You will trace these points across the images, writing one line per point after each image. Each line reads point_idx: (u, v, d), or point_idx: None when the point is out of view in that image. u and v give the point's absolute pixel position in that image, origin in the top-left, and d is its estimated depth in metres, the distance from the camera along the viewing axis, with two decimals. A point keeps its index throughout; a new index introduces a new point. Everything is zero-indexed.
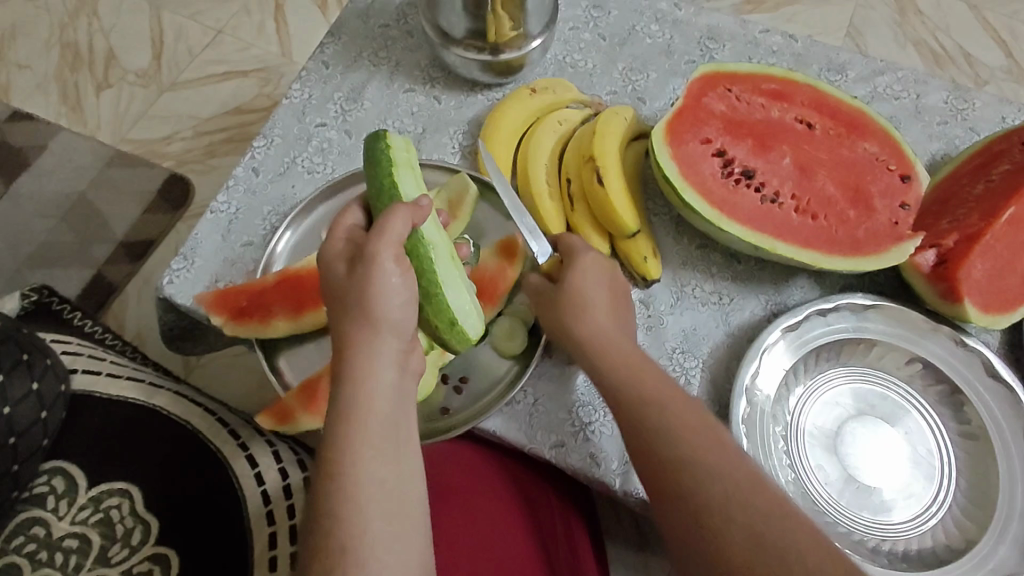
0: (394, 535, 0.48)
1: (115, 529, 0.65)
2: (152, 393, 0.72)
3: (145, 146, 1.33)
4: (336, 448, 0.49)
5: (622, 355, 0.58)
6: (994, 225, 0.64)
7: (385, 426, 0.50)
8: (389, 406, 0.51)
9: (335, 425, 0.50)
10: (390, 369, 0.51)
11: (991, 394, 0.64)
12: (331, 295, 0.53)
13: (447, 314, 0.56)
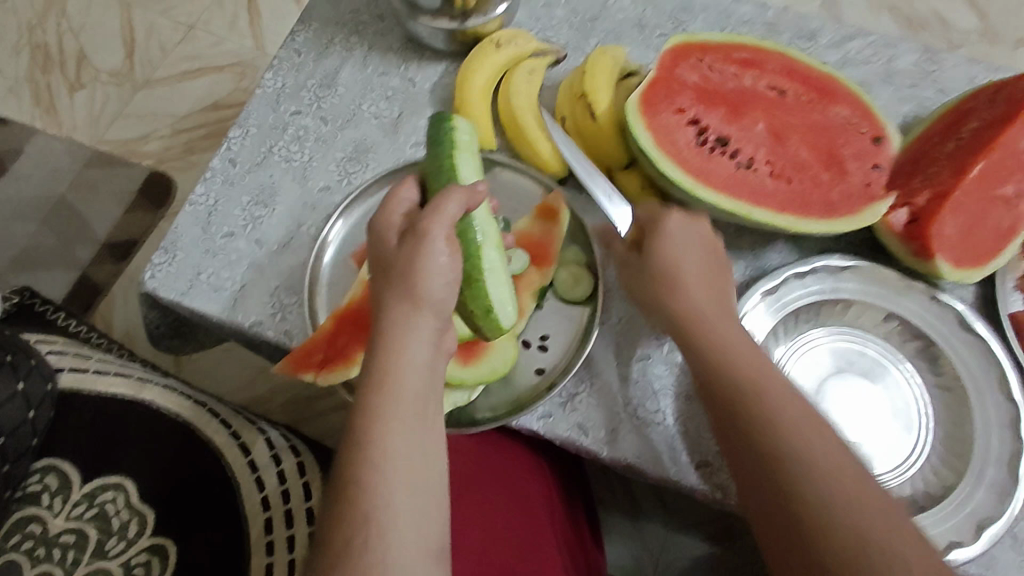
0: (414, 510, 0.46)
1: (111, 522, 0.71)
2: (141, 388, 0.78)
3: (123, 146, 1.43)
4: (364, 421, 0.48)
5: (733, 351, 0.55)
6: (965, 181, 0.63)
7: (413, 403, 0.49)
8: (420, 384, 0.50)
9: (368, 395, 0.49)
10: (422, 347, 0.50)
11: (966, 347, 0.63)
12: (380, 268, 0.53)
13: (483, 301, 0.55)
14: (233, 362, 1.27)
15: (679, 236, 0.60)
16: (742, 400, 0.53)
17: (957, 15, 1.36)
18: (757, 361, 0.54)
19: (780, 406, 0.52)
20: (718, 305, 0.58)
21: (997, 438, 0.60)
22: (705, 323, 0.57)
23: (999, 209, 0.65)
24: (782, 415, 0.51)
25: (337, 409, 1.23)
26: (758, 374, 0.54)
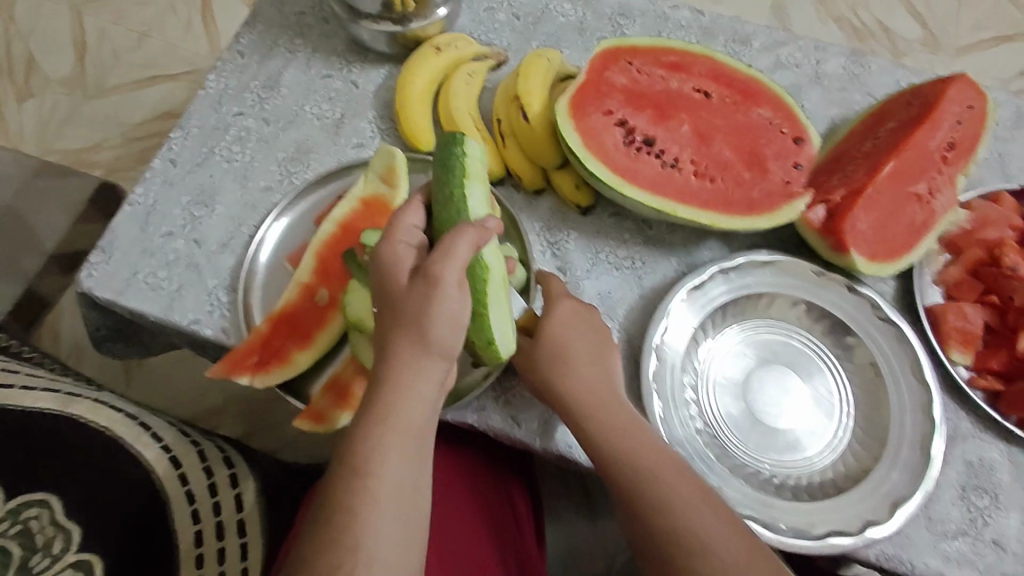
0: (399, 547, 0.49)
1: (34, 539, 0.71)
2: (69, 402, 0.79)
3: (73, 156, 1.41)
4: (362, 454, 0.49)
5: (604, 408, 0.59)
6: (877, 179, 0.67)
7: (408, 443, 0.51)
8: (417, 422, 0.51)
9: (368, 427, 0.50)
10: (427, 394, 0.51)
11: (882, 335, 0.67)
12: (387, 301, 0.52)
13: (485, 334, 0.55)
14: (185, 373, 1.26)
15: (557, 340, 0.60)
16: (664, 525, 0.55)
17: (900, 22, 1.41)
18: (639, 448, 0.57)
19: (684, 520, 0.55)
20: (599, 381, 0.60)
21: (911, 418, 0.64)
22: (597, 404, 0.59)
23: (913, 205, 0.69)
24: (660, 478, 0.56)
25: (292, 418, 1.22)
26: (645, 453, 0.57)
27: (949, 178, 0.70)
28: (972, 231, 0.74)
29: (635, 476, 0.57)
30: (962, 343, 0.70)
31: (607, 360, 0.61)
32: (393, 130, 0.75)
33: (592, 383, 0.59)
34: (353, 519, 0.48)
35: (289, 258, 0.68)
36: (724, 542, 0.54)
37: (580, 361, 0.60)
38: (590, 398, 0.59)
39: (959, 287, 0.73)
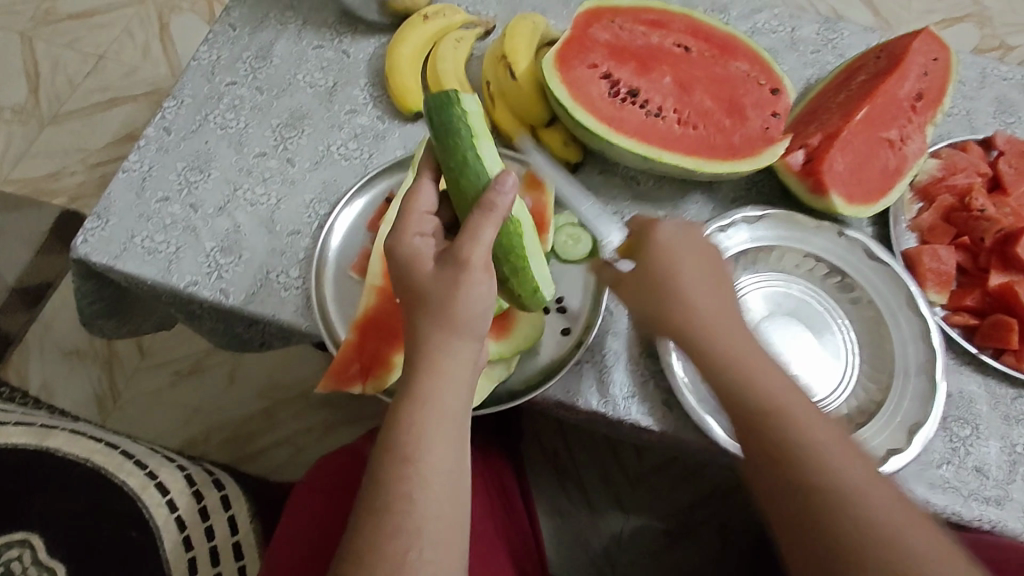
0: (451, 531, 0.49)
1: None
2: (45, 435, 0.68)
3: (32, 185, 1.36)
4: (407, 443, 0.50)
5: (730, 344, 0.54)
6: (850, 123, 0.70)
7: (452, 426, 0.51)
8: (457, 406, 0.52)
9: (405, 411, 0.51)
10: (461, 383, 0.52)
11: (876, 274, 0.69)
12: (411, 289, 0.54)
13: (530, 283, 0.60)
14: (165, 403, 1.19)
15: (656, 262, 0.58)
16: (782, 447, 0.51)
17: (854, 13, 1.49)
18: (756, 369, 0.53)
19: (804, 435, 0.50)
20: (716, 299, 0.56)
21: (914, 349, 0.66)
22: (719, 332, 0.55)
23: (885, 151, 0.72)
24: (776, 398, 0.52)
25: (282, 439, 1.17)
26: (770, 376, 0.53)
27: (919, 125, 0.73)
28: (942, 177, 0.75)
29: (765, 405, 0.52)
30: (937, 283, 0.71)
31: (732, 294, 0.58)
32: (385, 96, 0.79)
33: (698, 300, 0.56)
34: (403, 506, 0.48)
35: (352, 267, 0.69)
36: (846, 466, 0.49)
37: (696, 278, 0.57)
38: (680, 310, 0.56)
39: (934, 232, 0.74)
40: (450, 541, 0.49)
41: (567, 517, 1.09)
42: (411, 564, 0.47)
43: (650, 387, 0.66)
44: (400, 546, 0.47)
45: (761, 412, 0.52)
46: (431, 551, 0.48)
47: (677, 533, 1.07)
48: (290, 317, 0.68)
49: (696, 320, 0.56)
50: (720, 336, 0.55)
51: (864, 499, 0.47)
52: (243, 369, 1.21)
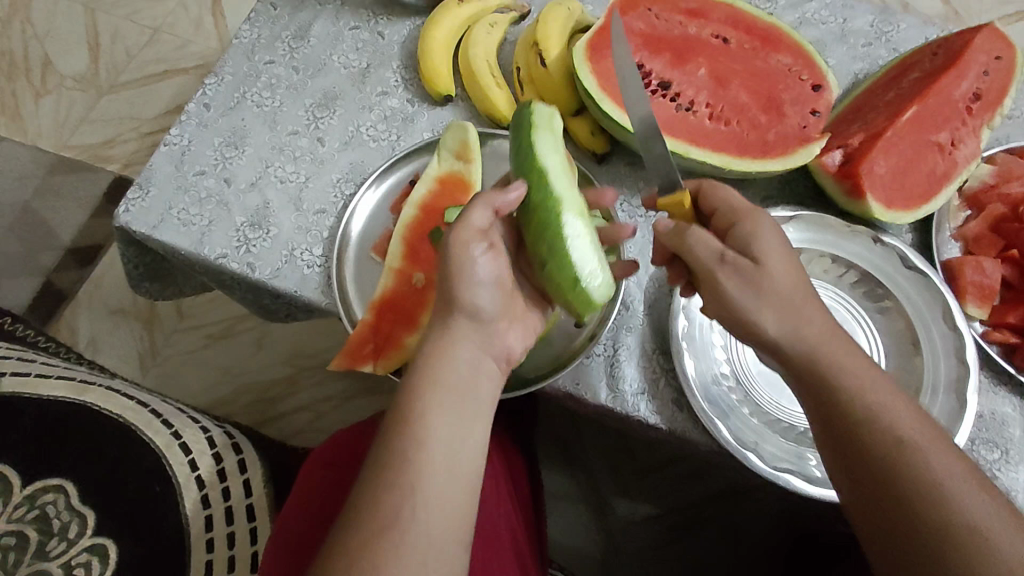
0: (446, 499, 0.50)
1: (51, 523, 0.66)
2: (83, 390, 0.72)
3: (89, 151, 1.42)
4: (413, 412, 0.52)
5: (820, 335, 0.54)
6: (897, 123, 0.67)
7: (458, 400, 0.53)
8: (466, 381, 0.54)
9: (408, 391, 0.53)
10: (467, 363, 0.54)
11: (911, 285, 0.66)
12: None
13: (570, 273, 0.56)
14: (199, 365, 1.25)
15: (698, 243, 0.55)
16: (876, 444, 0.51)
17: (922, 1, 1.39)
18: (848, 361, 0.54)
19: (894, 429, 0.51)
20: (794, 277, 0.55)
21: (945, 366, 0.63)
22: (804, 324, 0.54)
23: (934, 154, 0.68)
24: (848, 394, 0.53)
25: (303, 406, 1.21)
26: (848, 365, 0.53)
27: (975, 128, 0.68)
28: (994, 185, 0.70)
29: (857, 401, 0.52)
30: (977, 298, 0.66)
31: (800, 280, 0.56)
32: (417, 79, 0.79)
33: (797, 275, 0.55)
34: (400, 468, 0.49)
35: (374, 248, 0.70)
36: (941, 456, 0.50)
37: (769, 252, 0.55)
38: (801, 287, 0.55)
39: (979, 243, 0.69)
40: (446, 507, 0.49)
41: (572, 505, 1.10)
42: (402, 523, 0.48)
43: (661, 385, 0.65)
44: (392, 503, 0.48)
45: (863, 409, 0.52)
46: (423, 511, 0.49)
47: (682, 528, 1.06)
48: (310, 294, 0.70)
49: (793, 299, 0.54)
50: (792, 324, 0.54)
51: (946, 484, 0.49)
52: (271, 336, 1.26)
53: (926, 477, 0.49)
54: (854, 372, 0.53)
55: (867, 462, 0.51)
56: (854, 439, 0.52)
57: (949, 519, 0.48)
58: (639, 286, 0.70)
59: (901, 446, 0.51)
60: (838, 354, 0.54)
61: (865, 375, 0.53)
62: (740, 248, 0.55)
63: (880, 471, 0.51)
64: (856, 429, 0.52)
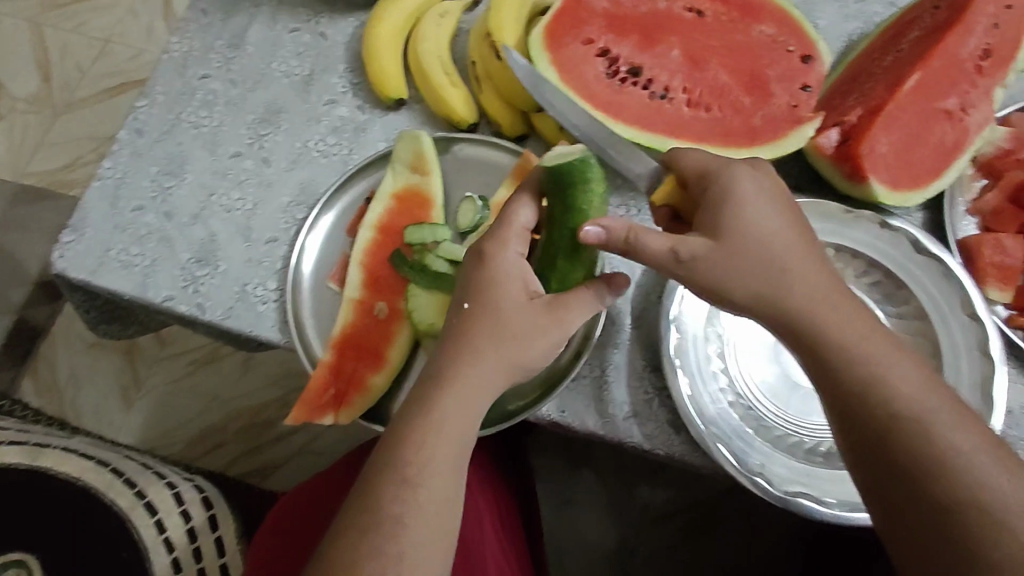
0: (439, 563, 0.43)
1: None
2: (37, 453, 0.69)
3: (49, 176, 1.35)
4: (410, 463, 0.44)
5: (809, 294, 0.46)
6: (898, 94, 0.59)
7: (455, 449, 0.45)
8: (464, 425, 0.45)
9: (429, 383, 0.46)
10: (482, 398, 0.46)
11: (924, 271, 0.59)
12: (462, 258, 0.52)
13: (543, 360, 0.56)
14: (185, 394, 1.18)
15: (649, 248, 0.48)
16: (875, 416, 0.44)
17: None
18: (842, 333, 0.46)
19: (899, 398, 0.44)
20: (780, 236, 0.47)
21: (968, 361, 0.56)
22: (791, 278, 0.46)
23: (942, 124, 0.60)
24: (837, 358, 0.45)
25: (298, 427, 1.14)
26: (840, 331, 0.46)
27: (986, 90, 0.61)
28: (1011, 151, 0.63)
29: (853, 364, 0.45)
30: (998, 279, 0.60)
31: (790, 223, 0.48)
32: (366, 83, 0.72)
33: (781, 234, 0.47)
34: (390, 529, 0.42)
35: (330, 278, 0.64)
36: (960, 428, 0.43)
37: (742, 214, 0.47)
38: (784, 245, 0.47)
39: (999, 217, 0.62)
40: (434, 574, 0.42)
41: (579, 510, 0.96)
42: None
43: (655, 407, 0.60)
44: (374, 573, 0.41)
45: (865, 372, 0.45)
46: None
47: (696, 529, 0.93)
48: (267, 333, 0.64)
49: (774, 253, 0.47)
50: (772, 285, 0.46)
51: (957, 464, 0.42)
52: (258, 357, 1.19)
53: (935, 458, 0.42)
54: (849, 339, 0.45)
55: (869, 442, 0.44)
56: (848, 412, 0.45)
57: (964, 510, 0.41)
58: (627, 296, 0.63)
59: (903, 417, 0.43)
60: (828, 310, 0.46)
61: (865, 341, 0.45)
62: (701, 227, 0.48)
63: (887, 449, 0.44)
64: (853, 404, 0.45)
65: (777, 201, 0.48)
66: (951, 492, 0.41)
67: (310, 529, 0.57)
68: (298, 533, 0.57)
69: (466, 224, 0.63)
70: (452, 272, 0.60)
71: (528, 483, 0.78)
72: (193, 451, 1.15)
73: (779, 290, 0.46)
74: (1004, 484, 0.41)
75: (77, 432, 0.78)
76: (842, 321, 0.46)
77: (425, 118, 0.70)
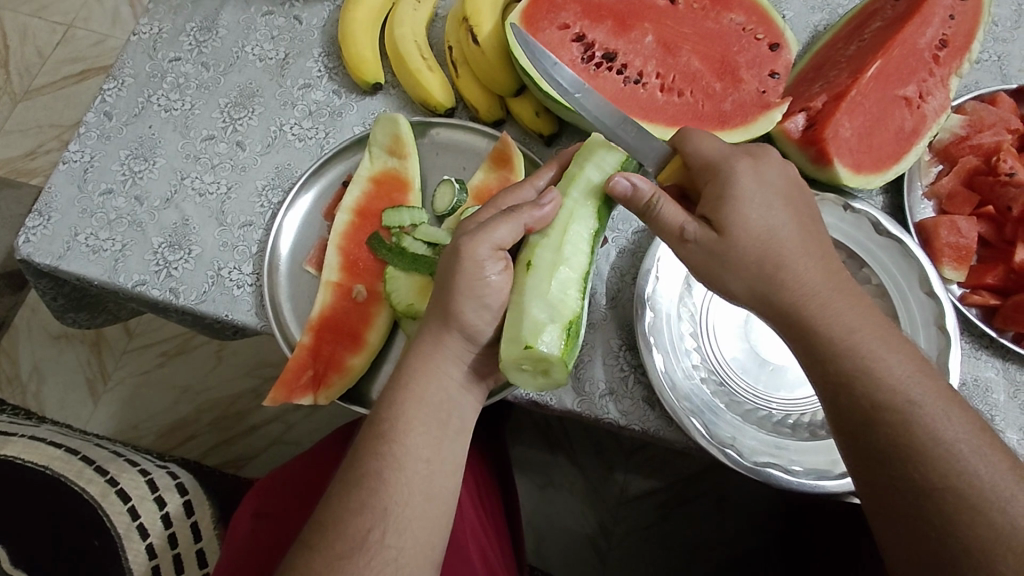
0: (423, 517, 0.46)
1: None
2: (3, 443, 0.69)
3: (7, 165, 1.30)
4: (385, 419, 0.48)
5: (803, 289, 0.48)
6: (860, 81, 0.61)
7: (434, 411, 0.49)
8: (439, 418, 0.49)
9: (405, 380, 0.50)
10: (449, 364, 0.50)
11: (884, 251, 0.62)
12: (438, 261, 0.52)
13: (535, 367, 0.49)
14: (155, 386, 1.16)
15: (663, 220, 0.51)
16: (859, 406, 0.46)
17: None
18: (832, 320, 0.47)
19: (882, 387, 0.45)
20: (775, 232, 0.48)
21: (925, 335, 0.59)
22: (789, 271, 0.48)
23: (901, 110, 0.63)
24: (824, 349, 0.47)
25: (274, 417, 1.13)
26: (830, 324, 0.47)
27: (943, 78, 0.63)
28: (966, 137, 0.66)
29: (842, 357, 0.46)
30: (954, 259, 0.63)
31: (800, 221, 0.50)
32: (341, 67, 0.72)
33: (777, 230, 0.48)
34: (374, 482, 0.46)
35: (308, 261, 0.64)
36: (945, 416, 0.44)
37: (739, 214, 0.48)
38: (780, 241, 0.48)
39: (953, 200, 0.65)
40: (420, 528, 0.46)
41: (561, 491, 1.00)
42: (371, 546, 0.44)
43: (630, 383, 0.61)
44: (363, 525, 0.45)
45: (851, 359, 0.46)
46: (394, 536, 0.45)
47: (675, 505, 0.97)
48: (243, 316, 0.63)
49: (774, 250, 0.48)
50: (767, 283, 0.48)
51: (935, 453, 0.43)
52: (231, 348, 1.17)
53: (917, 445, 0.44)
54: (841, 333, 0.47)
55: (852, 431, 0.46)
56: (832, 400, 0.47)
57: (943, 495, 0.42)
58: (604, 279, 0.65)
59: (882, 407, 0.45)
60: (817, 303, 0.47)
61: (855, 334, 0.47)
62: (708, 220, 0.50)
63: (871, 436, 0.45)
64: (841, 395, 0.47)
65: (785, 197, 0.50)
66: (926, 476, 0.43)
67: (293, 510, 0.58)
68: (280, 519, 0.57)
69: (442, 208, 0.64)
70: (429, 254, 0.60)
71: (510, 467, 0.79)
72: (164, 444, 1.13)
73: (774, 286, 0.48)
74: (982, 470, 0.42)
75: (45, 422, 0.78)
76: (837, 311, 0.47)
77: (402, 102, 0.70)
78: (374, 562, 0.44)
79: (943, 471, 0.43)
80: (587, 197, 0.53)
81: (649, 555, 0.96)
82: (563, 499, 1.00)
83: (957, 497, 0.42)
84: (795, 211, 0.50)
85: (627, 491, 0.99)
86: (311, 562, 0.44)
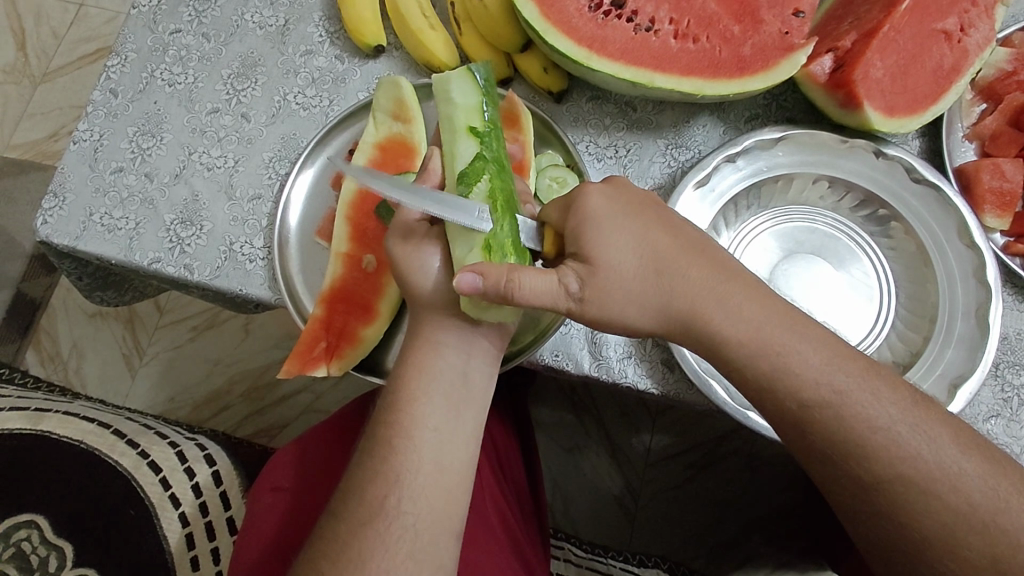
0: (436, 487, 0.47)
1: (29, 560, 0.67)
2: (38, 419, 0.71)
3: (34, 148, 1.32)
4: (394, 390, 0.49)
5: (710, 271, 0.47)
6: (895, 15, 0.56)
7: (446, 386, 0.48)
8: (444, 393, 0.48)
9: (420, 355, 0.49)
10: (444, 334, 0.49)
11: (919, 200, 0.58)
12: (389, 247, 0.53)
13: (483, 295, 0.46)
14: (187, 360, 1.19)
15: (527, 294, 0.44)
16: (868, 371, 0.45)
17: None
18: None
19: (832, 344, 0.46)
20: (640, 244, 0.47)
21: (964, 288, 0.56)
22: (675, 277, 0.47)
23: (940, 46, 0.58)
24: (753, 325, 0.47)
25: (303, 387, 1.15)
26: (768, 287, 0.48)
27: (987, 8, 0.57)
28: (1013, 72, 0.61)
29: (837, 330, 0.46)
30: (996, 207, 0.58)
31: (668, 226, 0.49)
32: (343, 31, 0.69)
33: (643, 248, 0.47)
34: (392, 452, 0.47)
35: (318, 232, 0.64)
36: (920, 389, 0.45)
37: (598, 237, 0.46)
38: (653, 254, 0.47)
39: (997, 141, 0.60)
40: (435, 497, 0.47)
41: (585, 454, 1.00)
42: (388, 513, 0.46)
43: (648, 346, 0.59)
44: (379, 493, 0.46)
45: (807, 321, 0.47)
46: (411, 503, 0.46)
47: (700, 466, 0.97)
48: (257, 290, 0.64)
49: (650, 268, 0.47)
50: (662, 294, 0.47)
51: (926, 417, 0.45)
52: (258, 321, 1.19)
53: (887, 408, 0.45)
54: (765, 301, 0.47)
55: None
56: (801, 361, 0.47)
57: (921, 453, 0.44)
58: None
59: (843, 370, 0.46)
60: None
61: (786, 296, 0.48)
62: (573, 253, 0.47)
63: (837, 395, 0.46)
64: None
65: (642, 207, 0.49)
66: (896, 433, 0.45)
67: (313, 488, 0.59)
68: (303, 495, 0.58)
69: None
70: None
71: (530, 429, 0.78)
72: (199, 415, 1.16)
73: (670, 301, 0.47)
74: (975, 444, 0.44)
75: (78, 398, 0.80)
76: None
77: (405, 65, 0.68)
78: (392, 528, 0.45)
79: (909, 433, 0.44)
80: (455, 133, 0.50)
81: (677, 516, 0.96)
82: (588, 461, 1.00)
83: (944, 455, 0.44)
84: (654, 217, 0.49)
85: (651, 450, 0.99)
86: (337, 529, 0.46)
